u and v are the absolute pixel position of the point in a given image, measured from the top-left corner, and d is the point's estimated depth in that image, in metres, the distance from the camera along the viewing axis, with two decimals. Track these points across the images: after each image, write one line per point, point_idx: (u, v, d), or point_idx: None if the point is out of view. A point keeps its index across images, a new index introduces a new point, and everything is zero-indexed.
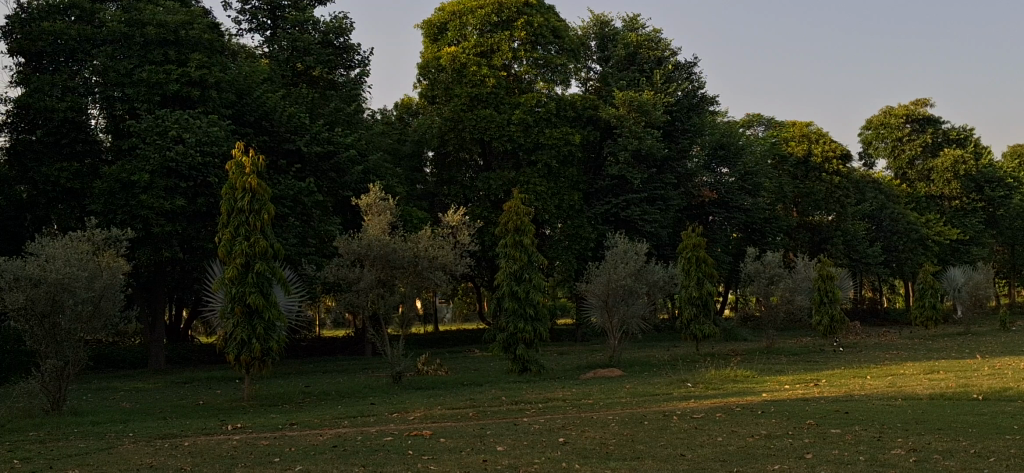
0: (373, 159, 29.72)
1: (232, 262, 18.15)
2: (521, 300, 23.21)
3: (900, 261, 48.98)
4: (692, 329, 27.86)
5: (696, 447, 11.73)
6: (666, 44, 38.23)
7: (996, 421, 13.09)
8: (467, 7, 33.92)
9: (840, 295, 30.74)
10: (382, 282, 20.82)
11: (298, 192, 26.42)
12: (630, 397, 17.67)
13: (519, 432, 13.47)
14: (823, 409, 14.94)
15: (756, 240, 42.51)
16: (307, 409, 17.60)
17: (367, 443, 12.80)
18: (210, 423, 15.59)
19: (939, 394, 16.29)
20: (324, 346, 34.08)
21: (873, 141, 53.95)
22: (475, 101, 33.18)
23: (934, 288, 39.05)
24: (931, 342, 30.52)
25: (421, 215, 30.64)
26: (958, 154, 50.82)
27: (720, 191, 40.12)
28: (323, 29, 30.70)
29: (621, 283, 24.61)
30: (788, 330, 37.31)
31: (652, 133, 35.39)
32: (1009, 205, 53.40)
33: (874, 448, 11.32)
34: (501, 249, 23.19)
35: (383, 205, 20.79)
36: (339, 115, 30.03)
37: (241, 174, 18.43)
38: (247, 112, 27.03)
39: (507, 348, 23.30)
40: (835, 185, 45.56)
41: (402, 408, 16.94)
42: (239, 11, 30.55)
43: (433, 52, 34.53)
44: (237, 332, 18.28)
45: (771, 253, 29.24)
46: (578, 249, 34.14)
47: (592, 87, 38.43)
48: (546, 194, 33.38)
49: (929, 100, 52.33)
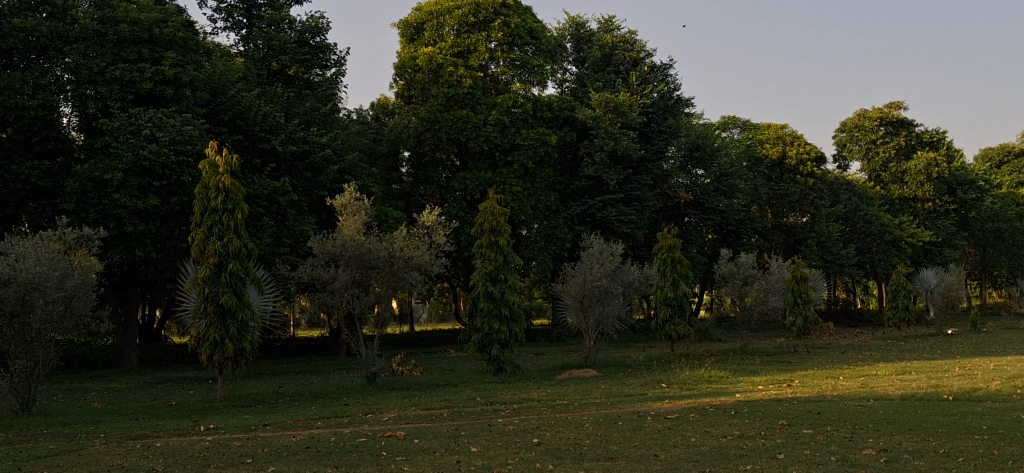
0: (349, 159, 29.72)
1: (205, 261, 18.05)
2: (497, 300, 23.18)
3: (873, 262, 49.42)
4: (668, 329, 27.91)
5: (669, 447, 11.77)
6: (641, 46, 38.35)
7: (965, 421, 13.24)
8: (445, 7, 33.99)
9: (813, 296, 30.94)
10: (357, 283, 20.75)
11: (273, 191, 26.23)
12: (605, 398, 17.69)
13: (493, 433, 13.45)
14: (795, 409, 15.02)
15: (731, 242, 42.80)
16: (280, 409, 17.53)
17: (341, 444, 12.77)
18: (183, 424, 15.50)
19: (911, 395, 16.44)
20: (298, 347, 33.98)
21: (848, 144, 54.53)
22: (451, 101, 33.15)
23: (907, 289, 39.57)
24: (903, 342, 30.71)
25: (397, 215, 30.68)
26: (932, 157, 51.19)
27: (697, 192, 40.29)
28: (299, 28, 30.58)
29: (597, 284, 24.59)
30: (763, 331, 37.51)
31: (628, 134, 35.47)
32: (981, 207, 53.89)
33: (845, 448, 11.40)
34: (476, 248, 23.10)
35: (357, 204, 20.78)
36: (314, 115, 29.99)
37: (215, 173, 18.33)
38: (222, 111, 26.81)
39: (483, 348, 23.29)
40: (809, 187, 45.88)
41: (376, 409, 16.94)
42: (214, 10, 30.39)
43: (410, 52, 34.54)
44: (209, 332, 18.16)
45: (745, 254, 29.43)
46: (554, 249, 34.21)
47: (568, 87, 38.72)
48: (522, 195, 33.43)
49: (903, 103, 52.74)
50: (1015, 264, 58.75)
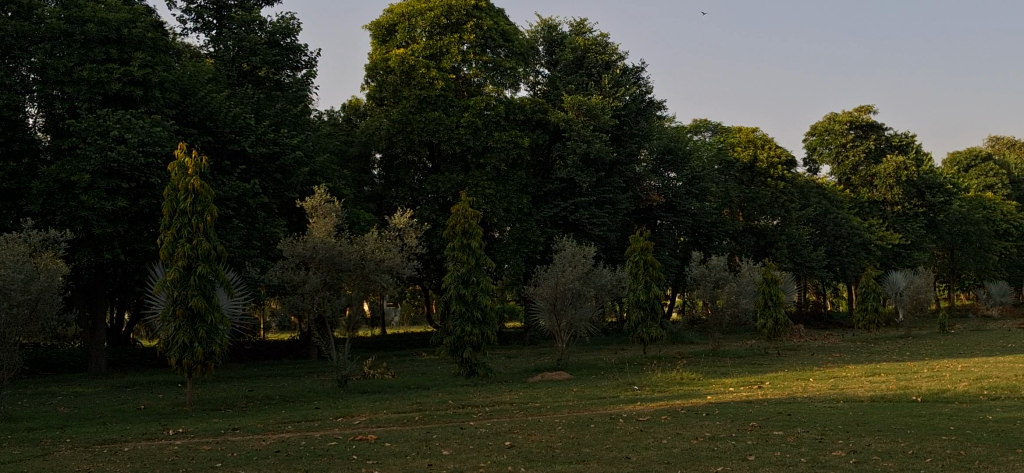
0: (319, 161, 29.60)
1: (174, 264, 17.87)
2: (469, 303, 23.11)
3: (843, 264, 49.80)
4: (640, 331, 27.96)
5: (641, 449, 11.77)
6: (613, 49, 38.38)
7: (934, 422, 13.35)
8: (417, 9, 33.89)
9: (783, 298, 31.13)
10: (327, 285, 20.62)
11: (243, 193, 26.03)
12: (577, 401, 17.69)
13: (465, 436, 13.41)
14: (766, 411, 15.07)
15: (702, 244, 43.02)
16: (250, 413, 17.36)
17: (310, 448, 12.68)
18: (151, 429, 15.32)
19: (880, 396, 16.54)
20: (269, 350, 33.76)
21: (818, 147, 55.08)
22: (423, 103, 33.03)
23: (876, 292, 39.86)
24: (873, 344, 30.96)
25: (368, 217, 30.55)
26: (901, 160, 51.65)
27: (669, 195, 40.47)
28: (270, 29, 30.41)
29: (569, 286, 24.58)
30: (735, 333, 37.73)
31: (601, 137, 35.51)
32: (949, 210, 54.46)
33: (816, 450, 11.46)
34: (448, 251, 23.00)
35: (328, 206, 20.68)
36: (285, 116, 29.80)
37: (184, 175, 18.14)
38: (192, 112, 26.58)
39: (454, 351, 23.22)
40: (780, 190, 46.15)
41: (347, 412, 16.83)
42: (184, 10, 30.15)
43: (382, 54, 34.46)
44: (178, 335, 17.99)
45: (717, 256, 29.55)
46: (527, 252, 34.22)
47: (540, 90, 38.78)
48: (495, 197, 33.39)
49: (873, 107, 53.24)
50: (982, 266, 59.41)
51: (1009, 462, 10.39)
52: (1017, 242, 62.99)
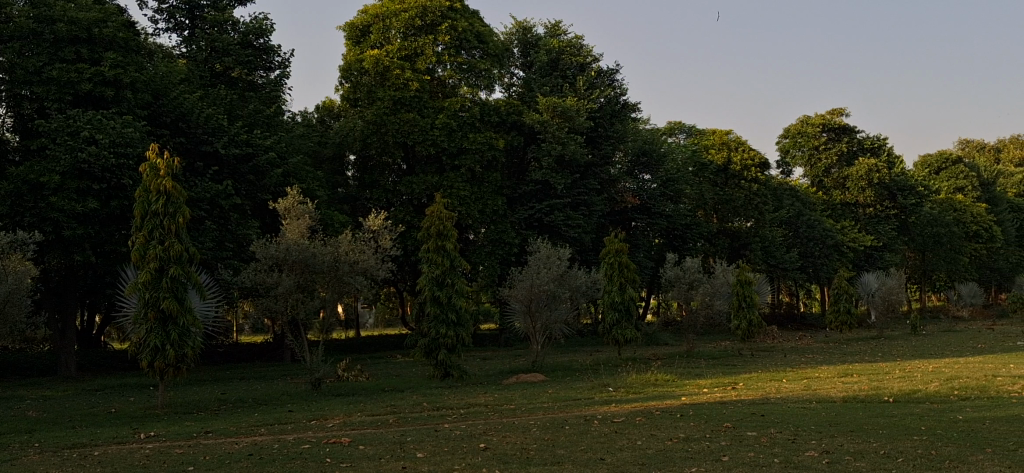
0: (293, 162, 29.48)
1: (145, 266, 17.72)
2: (443, 305, 23.07)
3: (815, 266, 50.11)
4: (615, 333, 28.01)
5: (615, 451, 11.78)
6: (587, 51, 38.50)
7: (905, 422, 13.46)
8: (391, 10, 33.83)
9: (757, 300, 31.30)
10: (301, 287, 20.51)
11: (215, 195, 25.85)
12: (552, 402, 17.69)
13: (440, 438, 13.36)
14: (739, 412, 15.12)
15: (676, 246, 43.22)
16: (223, 416, 17.23)
17: (284, 451, 12.59)
18: (122, 432, 15.16)
19: (853, 397, 16.66)
20: (242, 353, 33.54)
21: (791, 150, 55.27)
22: (398, 105, 32.94)
23: (848, 293, 40.14)
24: (845, 346, 31.19)
25: (342, 219, 30.42)
26: (873, 163, 52.08)
27: (644, 197, 40.62)
28: (243, 30, 30.19)
29: (544, 288, 24.59)
30: (709, 334, 37.88)
31: (575, 139, 35.58)
32: (920, 213, 54.96)
33: (789, 450, 11.52)
34: (422, 253, 22.92)
35: (301, 207, 20.59)
36: (258, 117, 29.62)
37: (155, 176, 17.97)
38: (164, 113, 26.33)
39: (429, 354, 23.15)
40: (754, 192, 46.39)
41: (320, 415, 16.75)
42: (156, 10, 29.91)
43: (356, 55, 34.33)
44: (150, 338, 17.83)
45: (691, 258, 29.66)
46: (501, 254, 34.22)
47: (515, 91, 38.81)
48: (469, 199, 33.34)
49: (845, 110, 53.62)
50: (953, 268, 60.03)
51: (979, 461, 10.46)
52: (986, 244, 63.64)
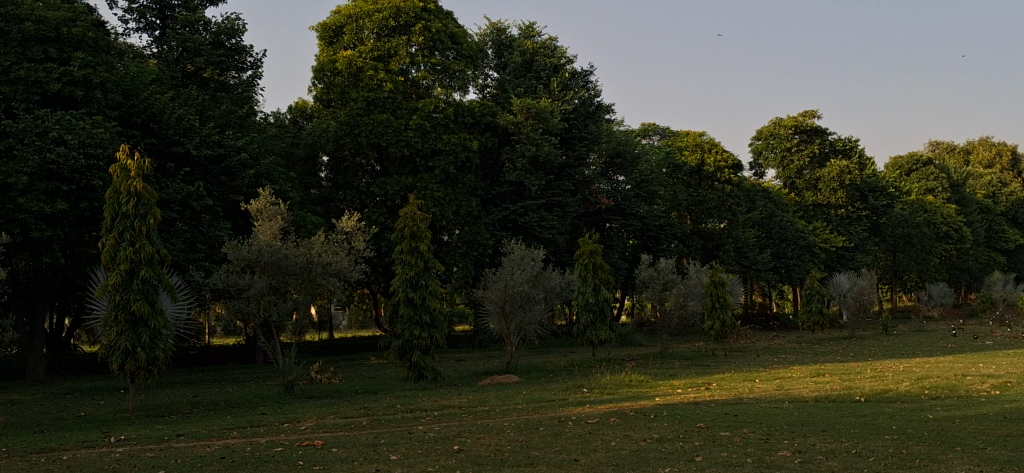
0: (266, 163, 29.32)
1: (115, 268, 17.55)
2: (417, 306, 22.98)
3: (788, 267, 50.40)
4: (589, 334, 27.99)
5: (589, 452, 11.79)
6: (561, 52, 38.54)
7: (877, 421, 13.55)
8: (365, 11, 33.73)
9: (730, 300, 31.43)
10: (273, 289, 20.36)
11: (187, 196, 25.62)
12: (526, 404, 17.67)
13: (414, 440, 13.30)
14: (713, 413, 15.18)
15: (651, 247, 43.42)
16: (194, 419, 17.08)
17: (256, 453, 12.52)
18: (91, 436, 14.98)
19: (825, 397, 16.75)
20: (214, 355, 33.30)
21: (764, 151, 55.65)
22: (372, 105, 32.82)
23: (821, 294, 40.37)
24: (818, 346, 31.38)
25: (315, 221, 30.28)
26: (845, 164, 52.48)
27: (618, 198, 40.76)
28: (215, 30, 29.97)
29: (518, 289, 24.57)
30: (682, 335, 37.99)
31: (549, 140, 35.62)
32: (891, 213, 55.43)
33: (761, 450, 11.57)
34: (396, 254, 22.82)
35: (274, 208, 20.48)
36: (230, 118, 29.42)
37: (126, 177, 17.81)
38: (134, 114, 26.07)
39: (403, 355, 23.05)
40: (727, 193, 46.63)
41: (293, 417, 16.63)
42: (126, 10, 29.66)
43: (329, 55, 34.16)
44: (120, 340, 17.63)
45: (665, 259, 29.72)
46: (475, 255, 34.19)
47: (489, 93, 38.77)
48: (444, 200, 33.26)
49: (817, 112, 53.99)
50: (923, 268, 60.62)
51: (949, 460, 10.55)
52: (956, 245, 64.29)
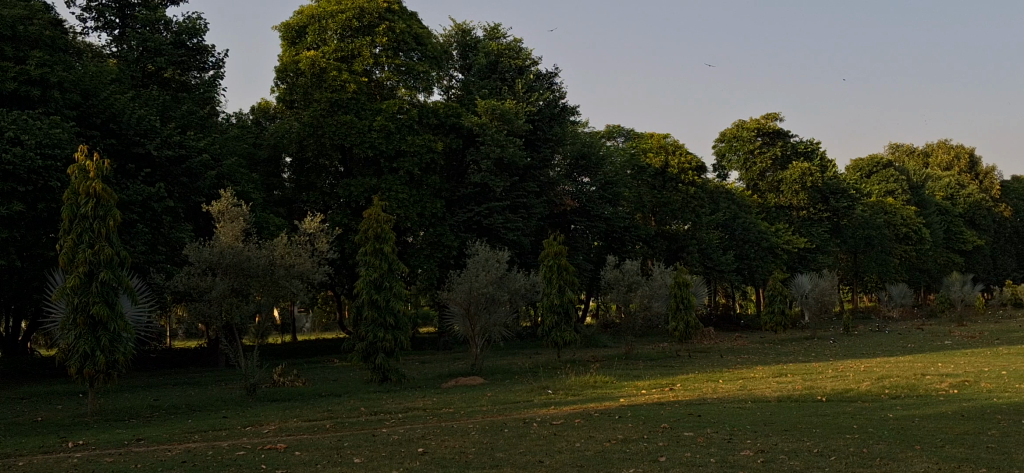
0: (227, 164, 29.08)
1: (74, 270, 17.29)
2: (382, 309, 22.85)
3: (751, 268, 50.78)
4: (554, 336, 27.98)
5: (554, 453, 11.80)
6: (526, 54, 38.55)
7: (838, 421, 13.65)
8: (328, 11, 33.53)
9: (694, 301, 31.62)
10: (235, 291, 20.16)
11: (147, 197, 25.32)
12: (491, 405, 17.64)
13: (377, 443, 13.24)
14: (676, 413, 15.27)
15: (615, 249, 43.69)
16: (155, 424, 16.85)
17: (218, 457, 12.38)
18: (48, 441, 14.73)
19: (787, 397, 16.89)
20: (176, 359, 32.92)
21: (727, 154, 56.09)
22: (335, 106, 32.63)
23: (782, 295, 40.75)
24: (780, 346, 31.67)
25: (278, 222, 30.08)
26: (806, 167, 52.98)
27: (582, 200, 40.95)
28: (175, 29, 29.73)
29: (483, 291, 24.53)
30: (648, 336, 38.15)
31: (514, 142, 35.60)
32: (852, 215, 56.07)
33: (725, 449, 11.65)
34: (360, 256, 22.68)
35: (235, 210, 20.31)
36: (191, 118, 29.12)
37: (84, 178, 17.57)
38: (94, 114, 25.65)
39: (367, 358, 22.93)
40: (691, 195, 46.91)
41: (255, 420, 16.49)
42: (84, 9, 29.26)
43: (292, 56, 33.90)
44: (79, 344, 17.34)
45: (629, 261, 29.81)
46: (440, 257, 34.15)
47: (454, 94, 38.72)
48: (408, 202, 33.14)
49: (779, 115, 54.48)
50: (883, 270, 61.38)
51: (909, 458, 10.66)
52: (916, 246, 65.10)
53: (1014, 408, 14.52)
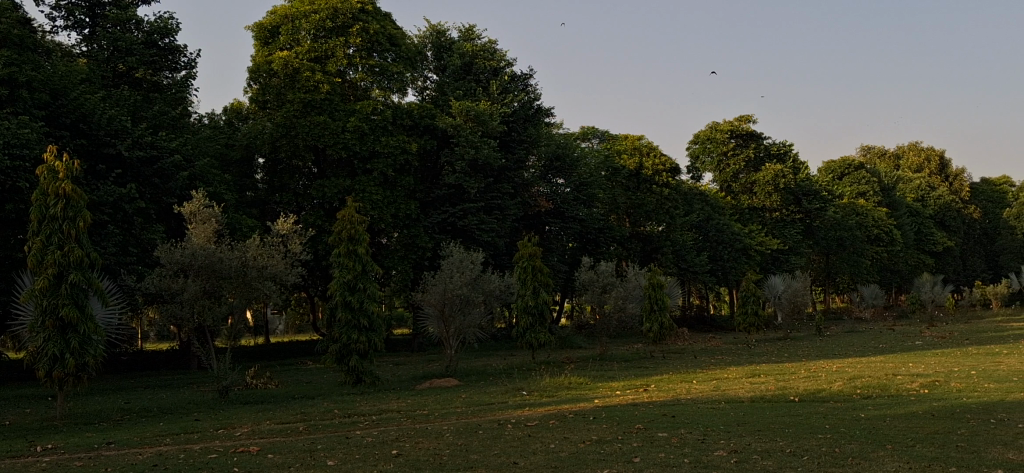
0: (199, 165, 28.85)
1: (43, 272, 17.07)
2: (355, 310, 22.76)
3: (724, 269, 51.00)
4: (528, 337, 27.94)
5: (528, 454, 11.78)
6: (501, 55, 38.58)
7: (811, 421, 13.73)
8: (301, 11, 33.33)
9: (668, 302, 31.73)
10: (208, 293, 20.00)
11: (118, 198, 25.06)
12: (466, 407, 17.60)
13: (351, 445, 13.16)
14: (650, 413, 15.31)
15: (590, 250, 43.76)
16: (125, 427, 16.69)
17: (190, 461, 12.28)
18: (16, 445, 14.53)
19: (760, 397, 16.99)
20: (148, 361, 32.62)
21: (701, 155, 56.35)
22: (308, 107, 32.43)
23: (756, 295, 40.94)
24: (753, 347, 31.83)
25: (250, 223, 29.90)
26: (779, 169, 53.26)
27: (557, 201, 41.04)
28: (147, 29, 29.54)
29: (457, 292, 24.46)
30: (622, 337, 38.21)
31: (488, 143, 35.52)
32: (824, 217, 56.47)
33: (698, 450, 11.69)
34: (333, 257, 22.55)
35: (208, 211, 20.15)
36: (163, 118, 28.84)
37: (54, 179, 17.35)
38: (64, 114, 25.35)
39: (340, 360, 22.81)
40: (665, 196, 47.07)
41: (227, 423, 16.36)
42: (54, 8, 28.92)
43: (265, 56, 33.65)
44: (48, 347, 17.13)
45: (604, 262, 29.86)
46: (414, 259, 34.06)
47: (428, 95, 38.63)
48: (382, 203, 33.02)
49: (752, 117, 54.77)
50: (855, 271, 61.85)
51: (880, 457, 10.74)
52: (887, 247, 65.61)
53: (982, 408, 14.65)
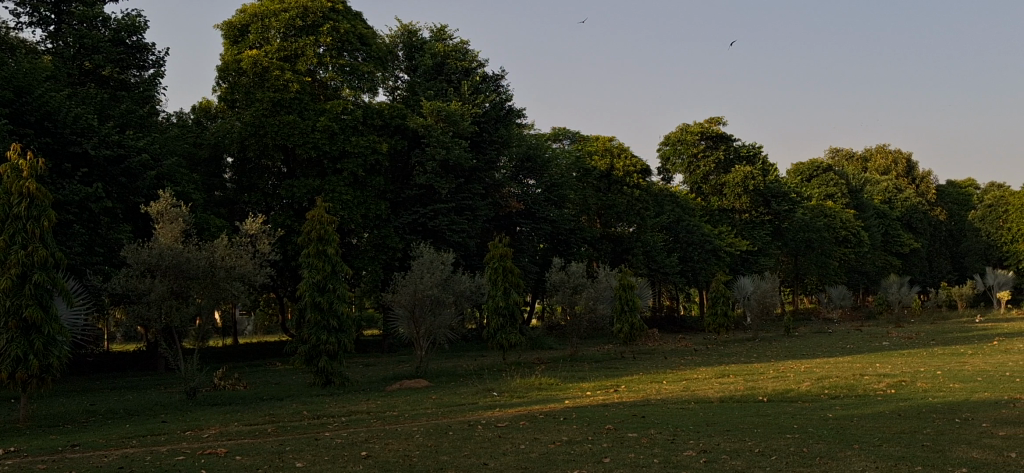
0: (167, 165, 28.59)
1: (6, 272, 16.83)
2: (324, 311, 22.64)
3: (694, 271, 51.25)
4: (499, 338, 27.91)
5: (498, 455, 11.78)
6: (473, 56, 38.57)
7: (779, 421, 13.81)
8: (270, 10, 33.14)
9: (639, 303, 31.85)
10: (175, 293, 19.80)
11: (84, 197, 24.80)
12: (436, 408, 17.56)
13: (320, 446, 13.10)
14: (621, 414, 15.37)
15: (561, 251, 43.80)
16: (90, 429, 16.49)
17: (157, 462, 12.20)
18: None
19: (729, 397, 17.11)
20: (115, 362, 32.28)
21: (672, 157, 56.59)
22: (278, 106, 32.23)
23: (726, 296, 41.13)
24: (723, 347, 32.04)
25: (218, 223, 29.65)
26: (749, 171, 53.65)
27: (528, 202, 41.14)
28: (114, 26, 29.42)
29: (428, 293, 24.39)
30: (592, 337, 38.28)
31: (459, 143, 35.48)
32: (793, 218, 56.90)
33: (668, 450, 11.72)
34: (303, 258, 22.39)
35: (175, 211, 19.95)
36: (131, 117, 28.51)
37: (17, 178, 17.10)
38: (28, 112, 25.01)
39: (309, 361, 22.67)
40: (635, 197, 47.25)
41: (195, 425, 16.23)
42: (18, 4, 28.55)
43: (235, 54, 33.40)
44: (10, 348, 16.85)
45: (575, 263, 29.93)
46: (384, 259, 33.95)
47: (399, 95, 38.57)
48: (353, 204, 32.87)
49: (721, 119, 55.07)
50: (823, 272, 62.35)
51: (847, 457, 10.83)
52: (855, 249, 66.17)
53: (947, 408, 14.77)
